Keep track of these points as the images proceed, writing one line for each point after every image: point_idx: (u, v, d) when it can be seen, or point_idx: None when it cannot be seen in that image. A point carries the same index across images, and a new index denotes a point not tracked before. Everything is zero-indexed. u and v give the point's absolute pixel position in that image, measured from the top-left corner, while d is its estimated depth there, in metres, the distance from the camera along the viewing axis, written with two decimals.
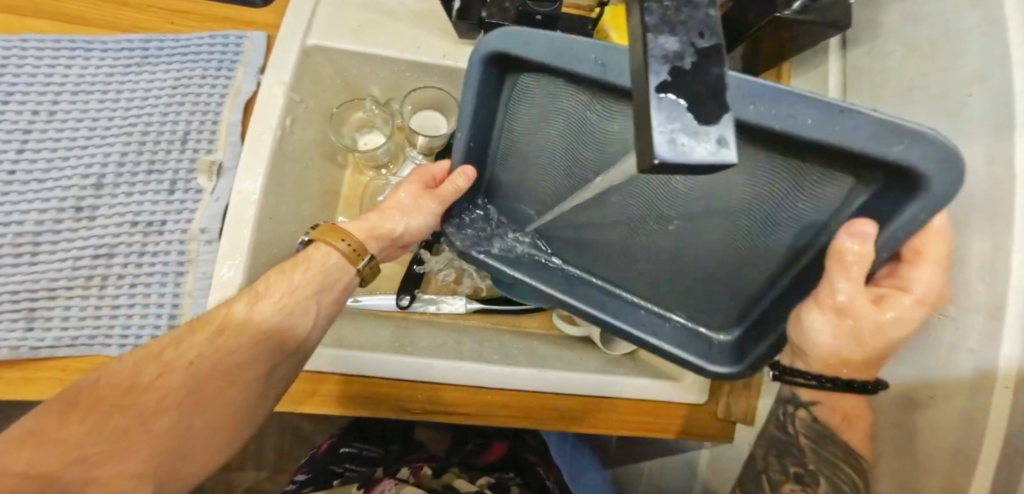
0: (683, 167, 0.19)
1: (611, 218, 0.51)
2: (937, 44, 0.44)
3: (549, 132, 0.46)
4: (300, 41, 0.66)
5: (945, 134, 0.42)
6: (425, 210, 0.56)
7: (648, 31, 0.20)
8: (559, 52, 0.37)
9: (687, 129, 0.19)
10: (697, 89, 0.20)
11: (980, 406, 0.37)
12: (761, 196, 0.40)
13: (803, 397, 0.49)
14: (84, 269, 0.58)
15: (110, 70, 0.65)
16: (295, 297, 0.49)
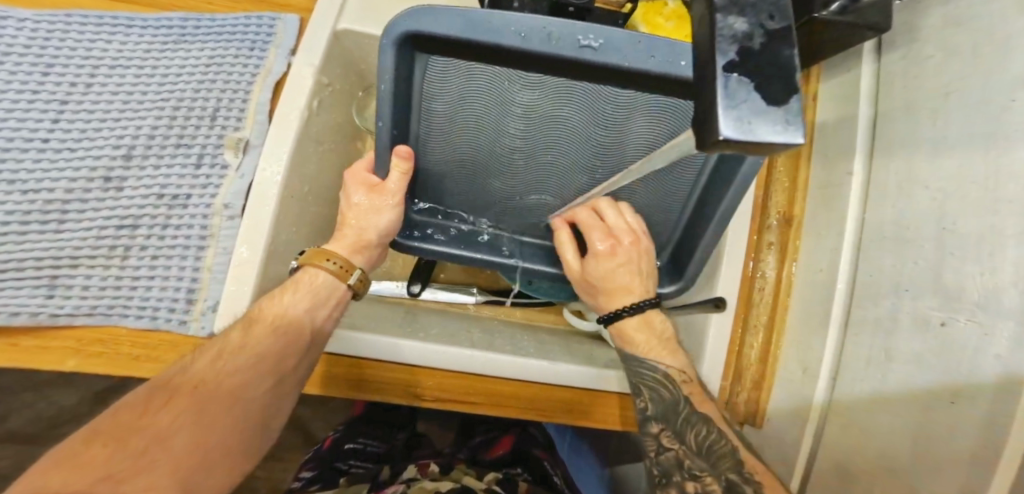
0: (749, 145, 0.19)
1: (539, 171, 0.54)
2: (981, 49, 0.44)
3: (471, 105, 0.46)
4: (331, 25, 0.66)
5: (984, 139, 0.42)
6: (383, 208, 0.57)
7: (718, 10, 0.20)
8: (476, 25, 0.37)
9: (755, 108, 0.19)
10: (767, 69, 0.20)
11: (1003, 411, 0.37)
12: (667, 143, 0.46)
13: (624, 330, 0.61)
14: (108, 239, 0.58)
15: (148, 46, 0.66)
16: (286, 318, 0.53)
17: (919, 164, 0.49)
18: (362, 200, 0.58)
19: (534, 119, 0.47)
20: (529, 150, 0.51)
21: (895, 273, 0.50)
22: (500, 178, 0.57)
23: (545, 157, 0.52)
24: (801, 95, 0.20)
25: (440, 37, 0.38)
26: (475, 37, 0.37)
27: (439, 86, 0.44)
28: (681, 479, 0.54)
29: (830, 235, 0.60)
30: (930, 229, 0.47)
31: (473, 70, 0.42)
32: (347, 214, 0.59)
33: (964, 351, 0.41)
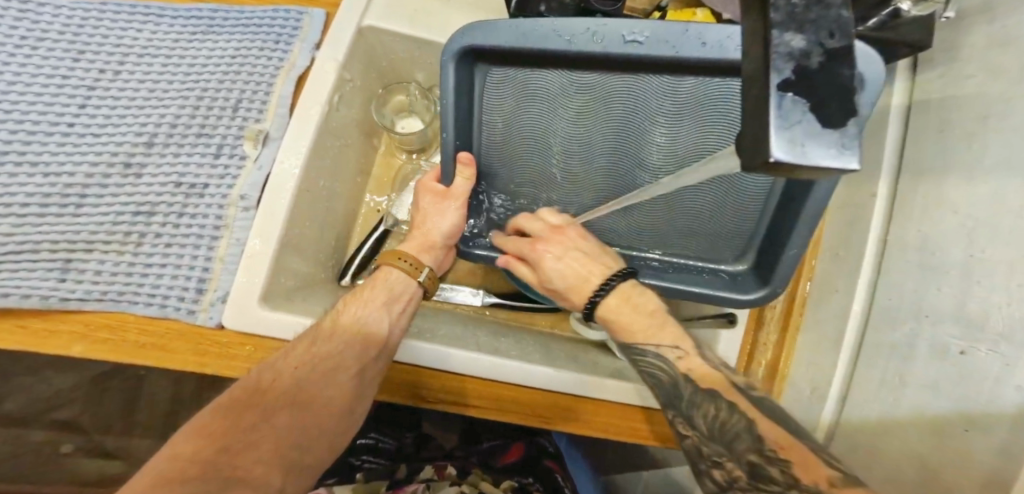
0: (800, 167, 0.18)
1: (601, 186, 0.57)
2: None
3: (527, 115, 0.51)
4: (356, 21, 0.66)
5: (1022, 163, 0.41)
6: (447, 211, 0.60)
7: (773, 27, 0.20)
8: (525, 34, 0.44)
9: (807, 130, 0.18)
10: (822, 88, 0.19)
11: (1018, 446, 0.36)
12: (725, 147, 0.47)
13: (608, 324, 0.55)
14: (124, 225, 0.58)
15: (177, 36, 0.65)
16: (367, 310, 0.56)
17: (949, 189, 0.48)
18: (428, 205, 0.61)
19: (594, 127, 0.50)
20: (591, 163, 0.54)
21: (915, 297, 0.49)
22: (562, 195, 0.59)
23: (610, 172, 0.54)
24: (858, 118, 0.19)
25: (493, 48, 0.46)
26: (525, 45, 0.44)
27: (497, 100, 0.51)
28: (707, 468, 0.43)
29: (849, 256, 0.59)
30: (956, 255, 0.46)
31: (528, 79, 0.48)
32: (416, 216, 0.63)
33: (984, 381, 0.40)
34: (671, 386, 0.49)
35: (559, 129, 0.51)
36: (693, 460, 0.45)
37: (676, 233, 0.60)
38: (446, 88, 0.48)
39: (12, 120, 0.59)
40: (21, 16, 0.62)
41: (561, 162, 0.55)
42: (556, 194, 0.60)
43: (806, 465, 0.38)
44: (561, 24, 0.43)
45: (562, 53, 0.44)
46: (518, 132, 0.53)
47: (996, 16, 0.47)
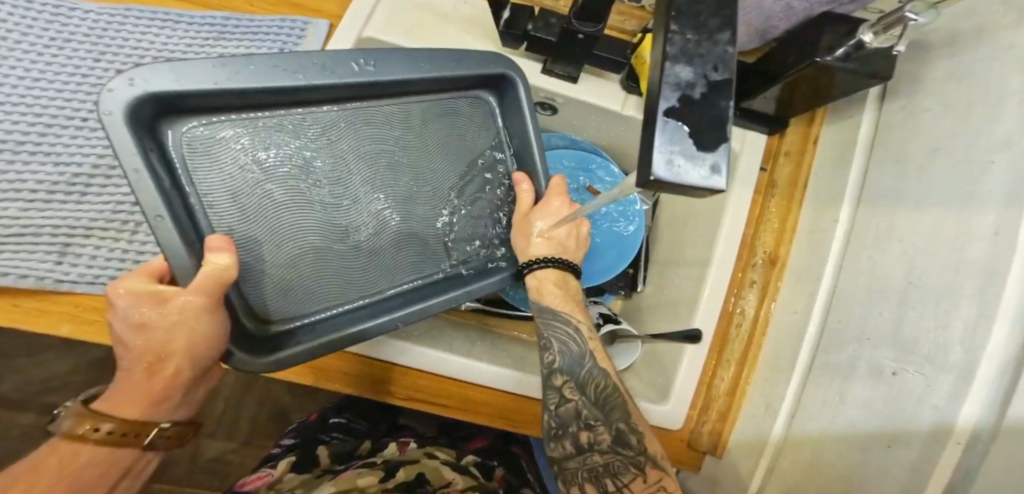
0: (675, 184, 0.23)
1: (377, 227, 0.60)
2: (973, 106, 0.45)
3: (258, 168, 0.54)
4: (356, 31, 0.69)
5: (963, 195, 0.43)
6: (192, 315, 0.44)
7: (668, 58, 0.25)
8: (234, 71, 0.49)
9: (685, 152, 0.23)
10: (703, 118, 0.24)
11: (930, 459, 0.39)
12: (477, 129, 0.64)
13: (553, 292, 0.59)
14: (124, 213, 0.62)
15: (190, 41, 0.69)
16: (90, 470, 0.43)
17: (897, 218, 0.50)
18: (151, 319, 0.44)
19: (358, 156, 0.59)
20: (390, 192, 0.60)
21: (860, 323, 0.51)
22: (335, 259, 0.57)
23: (413, 196, 0.61)
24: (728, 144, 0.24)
25: (191, 94, 0.48)
26: (242, 77, 0.49)
27: (207, 165, 0.52)
28: (576, 430, 0.53)
29: (808, 280, 0.62)
30: (898, 281, 0.48)
31: (234, 129, 0.53)
32: (137, 341, 0.45)
33: (906, 400, 0.43)
34: (576, 356, 0.56)
35: (308, 176, 0.56)
36: (565, 420, 0.54)
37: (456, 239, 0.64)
38: (133, 146, 0.44)
39: (31, 113, 0.63)
40: (52, 18, 0.66)
41: (319, 213, 0.57)
42: (326, 263, 0.57)
43: (650, 441, 0.53)
44: (283, 60, 0.50)
45: (303, 88, 0.52)
46: (254, 188, 0.53)
47: (953, 52, 0.49)
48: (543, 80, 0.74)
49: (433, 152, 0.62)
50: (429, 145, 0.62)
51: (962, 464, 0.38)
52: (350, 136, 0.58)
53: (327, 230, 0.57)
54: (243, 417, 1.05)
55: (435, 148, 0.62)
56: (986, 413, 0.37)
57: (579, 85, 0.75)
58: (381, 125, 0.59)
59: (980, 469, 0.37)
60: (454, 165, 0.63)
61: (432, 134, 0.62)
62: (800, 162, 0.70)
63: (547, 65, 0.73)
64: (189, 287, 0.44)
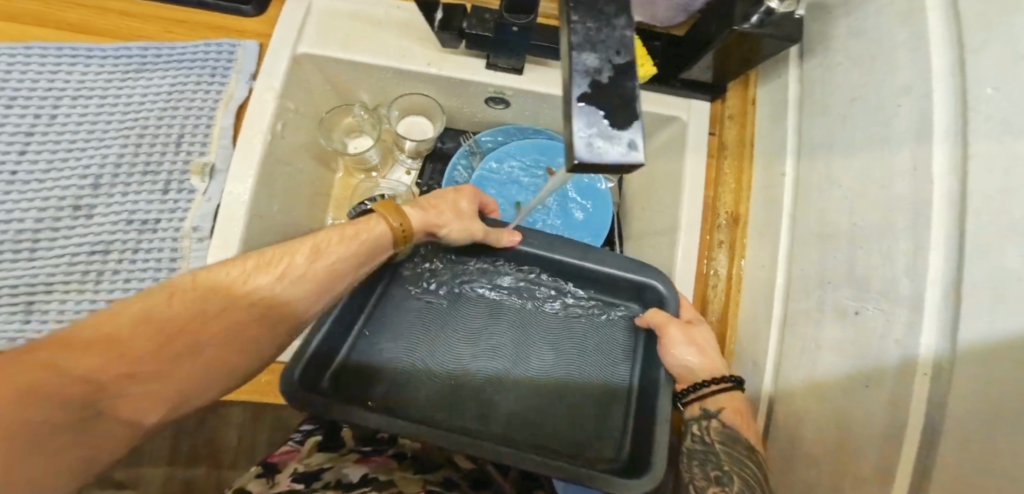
0: (599, 161, 0.26)
1: (475, 379, 0.61)
2: (876, 57, 0.49)
3: (426, 306, 0.67)
4: (289, 49, 0.69)
5: (881, 140, 0.47)
6: (337, 266, 0.52)
7: (574, 47, 0.28)
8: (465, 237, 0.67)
9: (603, 134, 0.26)
10: (612, 99, 0.27)
11: (905, 394, 0.41)
12: (607, 327, 0.66)
13: (711, 408, 0.57)
14: (81, 264, 0.61)
15: (109, 76, 0.68)
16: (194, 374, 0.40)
17: (832, 166, 0.53)
18: (326, 245, 0.52)
19: (499, 326, 0.65)
20: (497, 355, 0.63)
21: (820, 268, 0.54)
22: (442, 376, 0.61)
23: (515, 361, 0.63)
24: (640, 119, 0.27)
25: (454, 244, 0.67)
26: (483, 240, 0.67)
27: (418, 295, 0.68)
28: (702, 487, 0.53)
29: (769, 234, 0.64)
30: (843, 226, 0.50)
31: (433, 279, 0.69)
32: (251, 279, 0.46)
33: (872, 337, 0.46)
34: (733, 437, 0.54)
35: (452, 315, 0.66)
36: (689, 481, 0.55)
37: (542, 422, 0.59)
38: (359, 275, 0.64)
39: None
40: None
41: (446, 336, 0.64)
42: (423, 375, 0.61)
43: None
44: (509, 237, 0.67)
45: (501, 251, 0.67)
46: (406, 325, 0.65)
47: (849, 10, 0.53)
48: (489, 75, 0.76)
49: (560, 322, 0.66)
50: (553, 325, 0.66)
51: (929, 397, 0.39)
52: (503, 298, 0.68)
53: (443, 359, 0.62)
54: (262, 447, 1.01)
55: (579, 329, 0.66)
56: (940, 343, 0.39)
57: (524, 74, 0.77)
58: (526, 291, 0.68)
59: (948, 400, 0.38)
60: (570, 346, 0.64)
61: (566, 319, 0.66)
62: (744, 122, 0.73)
63: (490, 59, 0.75)
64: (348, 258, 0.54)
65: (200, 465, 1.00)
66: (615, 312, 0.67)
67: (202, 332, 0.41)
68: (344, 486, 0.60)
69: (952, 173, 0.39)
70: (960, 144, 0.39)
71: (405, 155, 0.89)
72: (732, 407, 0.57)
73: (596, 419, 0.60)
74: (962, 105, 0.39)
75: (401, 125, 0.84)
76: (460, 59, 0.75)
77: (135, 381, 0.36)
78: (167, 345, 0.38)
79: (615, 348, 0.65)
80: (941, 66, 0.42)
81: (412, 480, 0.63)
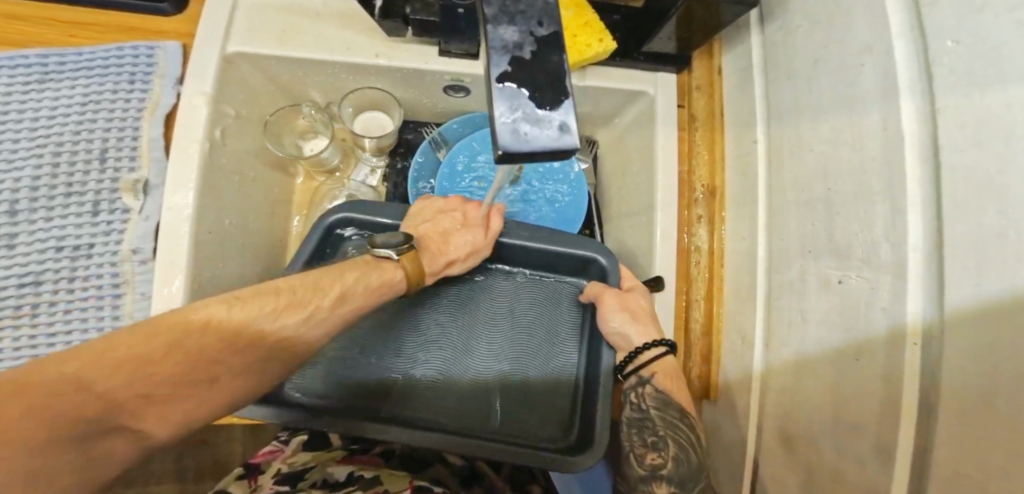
0: (526, 148, 0.26)
1: (435, 369, 0.61)
2: (834, 15, 0.46)
3: None
4: (219, 48, 0.65)
5: (848, 101, 0.44)
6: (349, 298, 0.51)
7: (489, 22, 0.28)
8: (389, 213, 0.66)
9: (529, 118, 0.26)
10: (537, 75, 0.27)
11: (895, 365, 0.39)
12: (553, 300, 0.66)
13: (645, 376, 0.58)
14: (11, 299, 0.57)
15: (8, 89, 0.62)
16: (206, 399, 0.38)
17: (802, 130, 0.51)
18: (351, 289, 0.52)
19: (452, 309, 0.65)
20: (453, 342, 0.63)
21: (800, 236, 0.52)
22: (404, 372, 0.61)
23: (471, 346, 0.63)
24: (569, 100, 0.27)
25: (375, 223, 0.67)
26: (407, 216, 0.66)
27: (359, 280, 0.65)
28: (642, 455, 0.56)
29: (747, 205, 0.62)
30: (819, 190, 0.48)
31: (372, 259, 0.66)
32: (271, 316, 0.44)
33: (858, 306, 0.43)
34: (664, 404, 0.57)
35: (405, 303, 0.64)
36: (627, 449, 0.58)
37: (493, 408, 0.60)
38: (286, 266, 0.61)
39: None
40: None
41: (402, 325, 0.63)
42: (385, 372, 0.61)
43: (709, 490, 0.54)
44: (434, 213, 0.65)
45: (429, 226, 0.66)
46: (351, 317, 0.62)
47: None
48: (443, 62, 0.72)
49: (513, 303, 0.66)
50: (501, 304, 0.65)
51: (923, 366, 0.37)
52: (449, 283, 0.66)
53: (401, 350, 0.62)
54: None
55: (528, 305, 0.65)
56: (926, 308, 0.37)
57: (479, 58, 0.72)
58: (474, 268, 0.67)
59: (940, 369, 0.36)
60: (520, 324, 0.64)
61: (515, 296, 0.66)
62: (711, 93, 0.70)
63: (442, 46, 0.71)
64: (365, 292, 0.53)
65: (208, 483, 0.99)
66: (560, 285, 0.67)
67: (226, 364, 0.40)
68: (328, 486, 0.56)
69: (924, 130, 0.37)
70: (928, 101, 0.37)
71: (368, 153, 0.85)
72: (664, 372, 0.58)
73: (544, 398, 0.61)
74: (928, 58, 0.37)
75: (357, 123, 0.79)
76: (412, 47, 0.72)
77: (153, 402, 0.35)
78: (193, 372, 0.37)
79: (560, 320, 0.65)
80: (900, 19, 0.39)
81: (401, 476, 0.58)
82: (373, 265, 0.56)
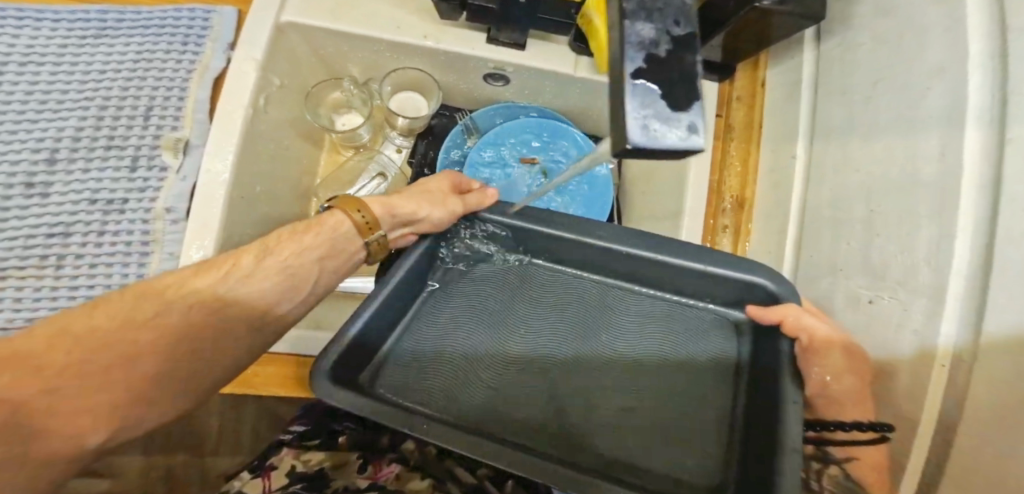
0: (656, 147, 0.26)
1: (549, 394, 0.45)
2: (904, 37, 0.47)
3: (460, 295, 0.53)
4: (273, 16, 0.64)
5: (907, 125, 0.45)
6: (270, 265, 0.44)
7: (627, 19, 0.28)
8: (576, 223, 0.53)
9: (660, 115, 0.27)
10: (674, 73, 0.28)
11: (922, 384, 0.40)
12: (693, 334, 0.50)
13: (835, 454, 0.45)
14: (38, 248, 0.56)
15: (63, 41, 0.62)
16: (219, 333, 0.41)
17: (851, 150, 0.52)
18: (277, 243, 0.46)
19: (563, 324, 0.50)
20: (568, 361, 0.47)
21: (833, 253, 0.53)
22: (502, 392, 0.45)
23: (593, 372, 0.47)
24: (700, 106, 0.27)
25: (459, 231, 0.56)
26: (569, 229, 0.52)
27: (450, 283, 0.54)
28: None
29: (776, 219, 0.63)
30: (861, 210, 0.49)
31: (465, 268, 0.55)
32: (194, 278, 0.41)
33: (888, 327, 0.45)
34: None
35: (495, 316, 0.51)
36: None
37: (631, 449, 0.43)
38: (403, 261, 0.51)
39: None
40: None
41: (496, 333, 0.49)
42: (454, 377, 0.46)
43: None
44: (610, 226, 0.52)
45: (569, 240, 0.52)
46: (436, 316, 0.51)
47: None
48: (490, 50, 0.72)
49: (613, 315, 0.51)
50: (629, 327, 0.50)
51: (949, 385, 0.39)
52: (556, 295, 0.53)
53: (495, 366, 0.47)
54: (246, 428, 1.00)
55: (679, 331, 0.50)
56: (961, 331, 0.38)
57: (527, 50, 0.73)
58: (577, 284, 0.54)
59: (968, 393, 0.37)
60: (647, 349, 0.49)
61: (636, 319, 0.51)
62: (751, 105, 0.71)
63: (491, 33, 0.71)
64: (301, 251, 0.47)
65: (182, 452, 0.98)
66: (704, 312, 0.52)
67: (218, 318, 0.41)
68: None
69: (987, 160, 0.38)
70: (995, 132, 0.38)
71: (396, 132, 0.86)
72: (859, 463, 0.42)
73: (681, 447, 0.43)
74: (1003, 90, 0.37)
75: (394, 100, 0.80)
76: (460, 32, 0.72)
77: (182, 356, 0.38)
78: (200, 321, 0.40)
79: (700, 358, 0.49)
80: (978, 48, 0.40)
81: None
82: (319, 222, 0.49)
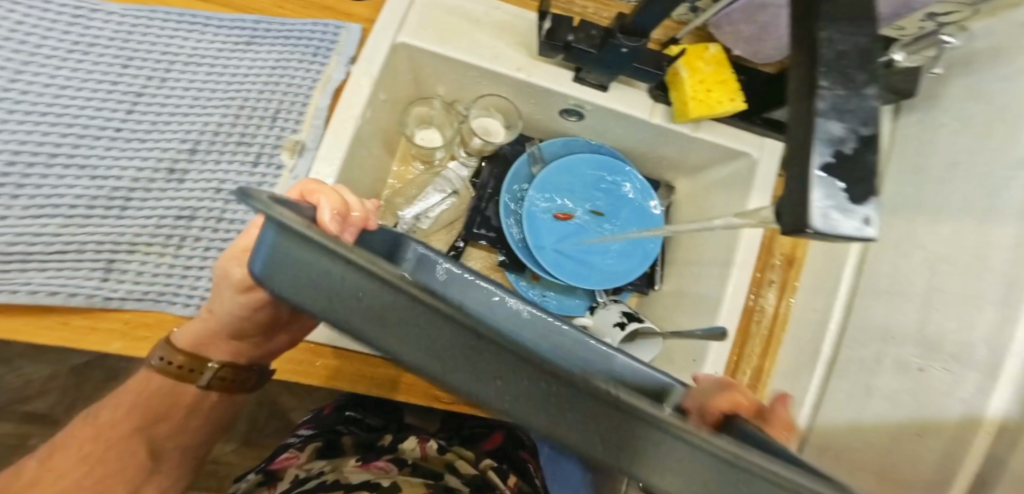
0: (831, 235, 0.26)
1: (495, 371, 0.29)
2: (992, 126, 0.52)
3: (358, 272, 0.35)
4: (392, 37, 0.70)
5: (982, 211, 0.50)
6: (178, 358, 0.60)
7: (819, 114, 0.28)
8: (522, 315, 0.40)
9: (839, 206, 0.27)
10: (853, 170, 0.27)
11: (959, 447, 0.46)
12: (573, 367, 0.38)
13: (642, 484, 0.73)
14: (166, 229, 0.61)
15: (221, 46, 0.67)
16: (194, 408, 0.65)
17: (918, 226, 0.57)
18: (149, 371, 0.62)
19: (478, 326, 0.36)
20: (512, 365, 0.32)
21: (885, 322, 0.57)
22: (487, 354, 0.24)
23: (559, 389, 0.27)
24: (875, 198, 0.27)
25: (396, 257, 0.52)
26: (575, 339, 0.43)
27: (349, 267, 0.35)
28: None
29: (827, 282, 0.68)
30: (920, 283, 0.54)
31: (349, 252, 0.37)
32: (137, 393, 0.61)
33: (936, 394, 0.49)
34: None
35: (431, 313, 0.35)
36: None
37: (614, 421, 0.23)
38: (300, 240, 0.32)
39: (72, 124, 0.62)
40: (72, 21, 0.65)
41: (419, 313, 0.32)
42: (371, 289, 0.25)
43: None
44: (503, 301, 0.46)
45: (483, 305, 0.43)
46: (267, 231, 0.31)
47: (971, 73, 0.56)
48: (575, 88, 0.78)
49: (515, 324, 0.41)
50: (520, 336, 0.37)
51: (989, 451, 0.44)
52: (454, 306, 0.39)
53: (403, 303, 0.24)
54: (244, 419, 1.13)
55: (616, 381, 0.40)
56: (1010, 407, 0.43)
57: (609, 92, 0.78)
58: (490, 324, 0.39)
59: (1009, 459, 0.43)
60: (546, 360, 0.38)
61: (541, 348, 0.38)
62: None
63: (579, 73, 0.76)
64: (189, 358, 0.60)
65: None
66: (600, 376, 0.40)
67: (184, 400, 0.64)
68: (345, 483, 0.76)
69: None
70: None
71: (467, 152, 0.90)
72: None
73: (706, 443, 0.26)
74: None
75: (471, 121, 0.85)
76: (553, 69, 0.77)
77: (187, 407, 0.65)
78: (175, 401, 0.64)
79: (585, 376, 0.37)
80: None
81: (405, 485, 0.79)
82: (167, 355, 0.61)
